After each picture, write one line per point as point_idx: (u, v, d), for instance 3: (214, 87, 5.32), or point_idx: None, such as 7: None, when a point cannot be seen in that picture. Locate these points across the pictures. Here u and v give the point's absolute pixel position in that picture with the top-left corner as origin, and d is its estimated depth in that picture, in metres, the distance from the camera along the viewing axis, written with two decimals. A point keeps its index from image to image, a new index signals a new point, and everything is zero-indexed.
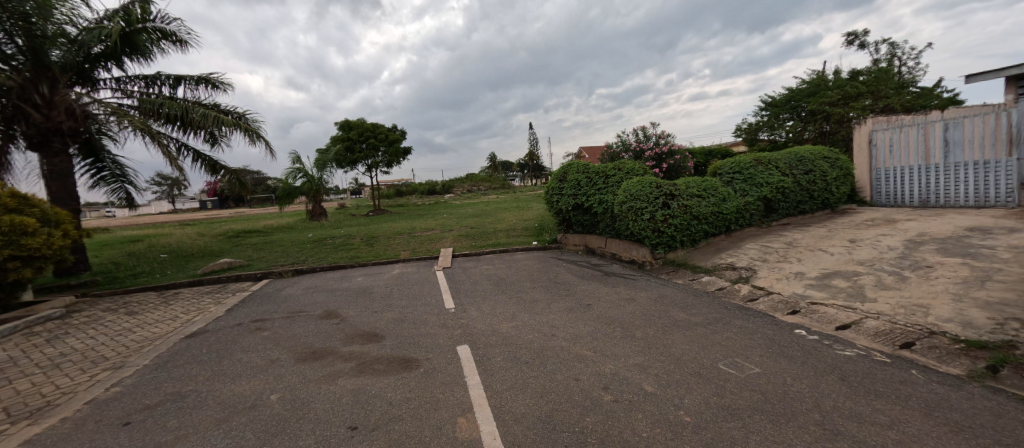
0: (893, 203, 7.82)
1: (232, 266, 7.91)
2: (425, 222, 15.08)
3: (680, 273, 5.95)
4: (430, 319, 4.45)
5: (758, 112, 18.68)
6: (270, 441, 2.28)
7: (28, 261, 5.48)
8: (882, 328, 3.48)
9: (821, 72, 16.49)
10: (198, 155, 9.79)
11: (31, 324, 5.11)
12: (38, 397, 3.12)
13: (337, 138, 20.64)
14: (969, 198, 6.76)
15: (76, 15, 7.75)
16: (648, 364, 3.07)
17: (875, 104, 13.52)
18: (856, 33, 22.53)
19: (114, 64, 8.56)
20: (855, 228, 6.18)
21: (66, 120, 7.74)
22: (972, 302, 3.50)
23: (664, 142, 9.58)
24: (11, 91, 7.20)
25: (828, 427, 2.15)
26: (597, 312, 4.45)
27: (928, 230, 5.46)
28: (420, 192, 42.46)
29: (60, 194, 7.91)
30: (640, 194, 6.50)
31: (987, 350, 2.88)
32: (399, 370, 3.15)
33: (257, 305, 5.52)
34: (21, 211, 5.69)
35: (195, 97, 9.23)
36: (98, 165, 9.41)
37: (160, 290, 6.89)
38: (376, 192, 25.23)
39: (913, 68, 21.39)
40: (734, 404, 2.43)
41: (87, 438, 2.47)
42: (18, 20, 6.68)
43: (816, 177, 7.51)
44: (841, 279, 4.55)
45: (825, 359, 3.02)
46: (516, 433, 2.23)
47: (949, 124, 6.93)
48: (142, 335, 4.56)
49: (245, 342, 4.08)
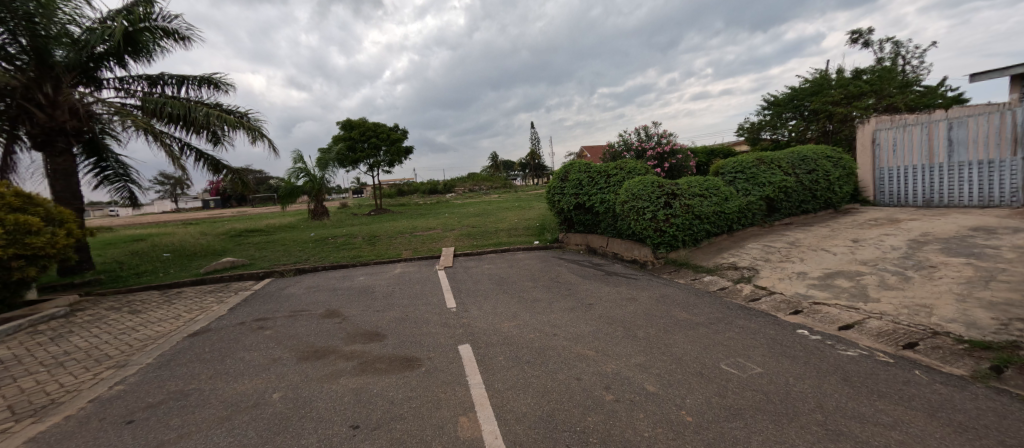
0: (896, 202, 7.78)
1: (234, 265, 7.93)
2: (427, 222, 15.09)
3: (682, 273, 5.94)
4: (431, 319, 4.45)
5: (760, 111, 18.62)
6: (273, 440, 2.29)
7: (32, 260, 5.51)
8: (885, 328, 3.46)
9: (824, 71, 16.42)
10: (200, 154, 9.81)
11: (36, 323, 5.14)
12: (43, 395, 3.13)
13: (339, 137, 20.67)
14: (973, 198, 6.72)
15: (80, 15, 7.79)
16: (650, 364, 3.07)
17: (878, 103, 13.46)
18: (861, 31, 22.41)
19: (118, 64, 8.60)
20: (858, 228, 6.16)
21: (69, 119, 7.79)
22: (976, 302, 3.48)
23: (665, 142, 9.57)
24: (16, 91, 7.25)
25: (831, 428, 2.14)
26: (598, 311, 4.45)
27: (931, 230, 5.44)
28: (421, 191, 42.48)
29: (64, 193, 7.95)
30: (642, 193, 6.48)
31: (991, 350, 2.86)
32: (401, 369, 3.16)
33: (260, 304, 5.54)
34: (25, 210, 5.72)
35: (198, 96, 9.26)
36: (101, 165, 9.45)
37: (163, 289, 6.91)
38: (377, 192, 25.25)
39: (917, 67, 21.27)
40: (736, 404, 2.42)
41: (91, 436, 2.48)
42: (21, 19, 6.78)
43: (819, 177, 7.49)
44: (844, 279, 4.53)
45: (828, 359, 3.00)
46: (518, 433, 2.23)
47: (953, 123, 6.90)
48: (145, 333, 4.58)
49: (248, 341, 4.10)
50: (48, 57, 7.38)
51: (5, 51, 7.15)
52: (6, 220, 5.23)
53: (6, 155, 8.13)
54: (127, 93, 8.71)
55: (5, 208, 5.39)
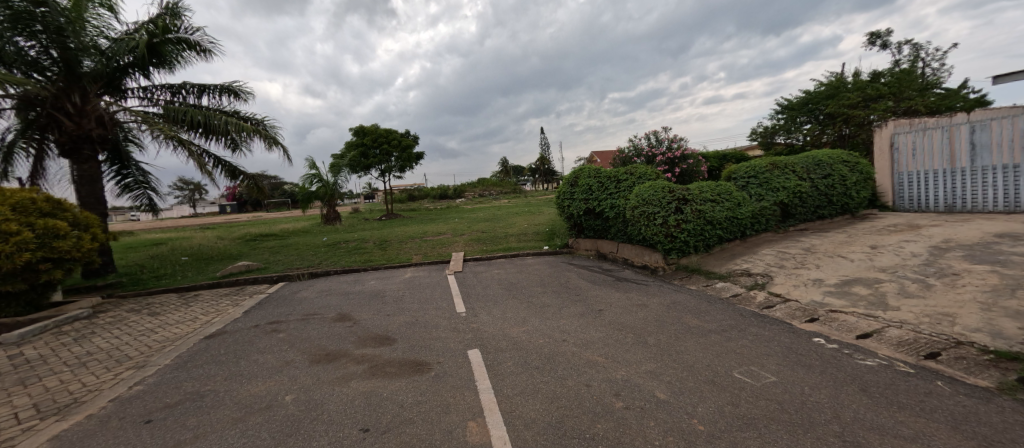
0: (917, 207, 7.58)
1: (249, 269, 8.08)
2: (437, 226, 15.26)
3: (693, 279, 5.86)
4: (441, 322, 4.50)
5: (774, 115, 18.44)
6: (285, 441, 2.33)
7: (58, 262, 5.68)
8: (905, 337, 3.37)
9: (840, 74, 16.16)
10: (218, 160, 10.06)
11: (60, 324, 5.32)
12: (66, 394, 3.23)
13: (352, 144, 21.10)
14: (998, 204, 6.52)
15: (107, 28, 8.11)
16: (661, 371, 3.03)
17: (897, 106, 13.15)
18: (878, 33, 22.00)
19: (142, 74, 8.88)
20: (877, 234, 6.02)
21: (95, 127, 8.06)
22: (1001, 311, 3.36)
23: (676, 146, 9.54)
24: (46, 101, 7.63)
25: (848, 439, 2.10)
26: (608, 318, 4.41)
27: (955, 237, 5.27)
28: (432, 197, 42.81)
29: (90, 198, 8.19)
30: (652, 198, 6.45)
31: (1018, 361, 2.76)
32: (411, 373, 3.18)
33: (274, 307, 5.65)
34: (55, 214, 5.95)
35: (218, 104, 9.55)
36: (124, 172, 9.74)
37: (182, 292, 7.08)
38: (389, 197, 25.53)
39: (937, 69, 20.74)
40: (750, 413, 2.38)
41: (111, 435, 2.54)
42: (53, 33, 7.12)
43: (835, 182, 7.35)
44: (862, 286, 4.43)
45: (846, 369, 2.93)
46: (527, 439, 2.23)
47: (976, 127, 6.70)
48: (163, 335, 4.69)
49: (263, 343, 4.17)
50: (77, 67, 7.66)
51: (37, 63, 7.47)
52: (35, 224, 5.43)
53: (37, 162, 8.49)
54: (151, 102, 9.02)
55: (34, 213, 5.60)
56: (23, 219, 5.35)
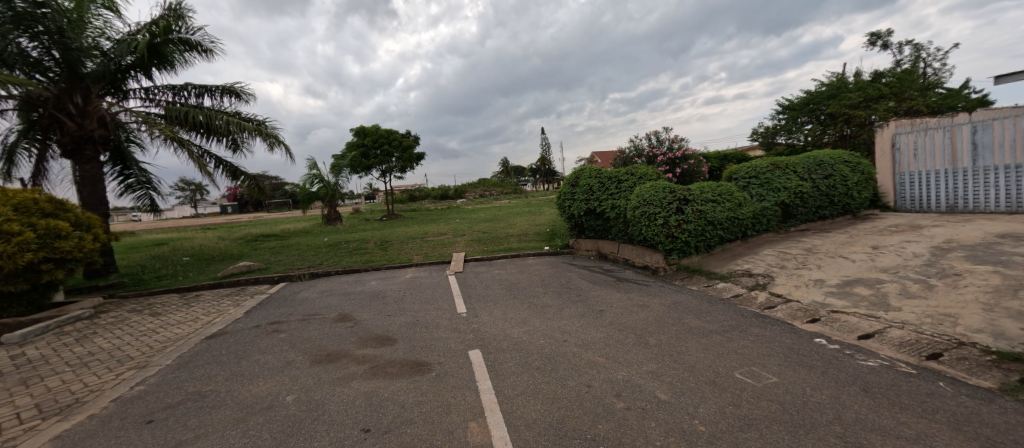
0: (918, 207, 7.57)
1: (251, 269, 8.10)
2: (437, 226, 15.27)
3: (694, 279, 5.85)
4: (442, 323, 4.50)
5: (775, 115, 18.42)
6: (286, 441, 2.33)
7: (61, 263, 5.69)
8: (906, 337, 3.37)
9: (840, 74, 16.12)
10: (219, 161, 10.07)
11: (63, 324, 5.34)
12: (68, 394, 3.24)
13: (353, 144, 21.12)
14: (1000, 204, 6.51)
15: (109, 28, 8.13)
16: (662, 371, 3.03)
17: (898, 106, 13.13)
18: (879, 33, 21.95)
19: (144, 74, 8.91)
20: (878, 234, 6.01)
21: (97, 128, 8.09)
22: (1003, 312, 3.36)
23: (677, 147, 9.54)
24: (48, 101, 7.64)
25: (850, 440, 2.09)
26: (609, 318, 4.41)
27: (956, 237, 5.26)
28: (432, 197, 42.82)
29: (91, 198, 8.21)
30: (653, 199, 6.44)
31: (1020, 362, 2.76)
32: (412, 374, 3.18)
33: (275, 307, 5.65)
34: (57, 215, 5.97)
35: (219, 105, 9.56)
36: (125, 173, 9.76)
37: (183, 292, 7.09)
38: (390, 197, 25.53)
39: (939, 69, 20.70)
40: (751, 414, 2.38)
41: (112, 435, 2.54)
42: (54, 34, 7.13)
43: (836, 182, 7.34)
44: (863, 287, 4.42)
45: (847, 370, 2.93)
46: (528, 439, 2.23)
47: (978, 127, 6.70)
48: (164, 335, 4.69)
49: (264, 343, 4.18)
50: (79, 68, 7.68)
51: (40, 64, 7.49)
52: (37, 224, 5.44)
53: (39, 163, 8.52)
54: (153, 103, 9.04)
55: (36, 213, 5.62)
56: (25, 220, 5.36)
